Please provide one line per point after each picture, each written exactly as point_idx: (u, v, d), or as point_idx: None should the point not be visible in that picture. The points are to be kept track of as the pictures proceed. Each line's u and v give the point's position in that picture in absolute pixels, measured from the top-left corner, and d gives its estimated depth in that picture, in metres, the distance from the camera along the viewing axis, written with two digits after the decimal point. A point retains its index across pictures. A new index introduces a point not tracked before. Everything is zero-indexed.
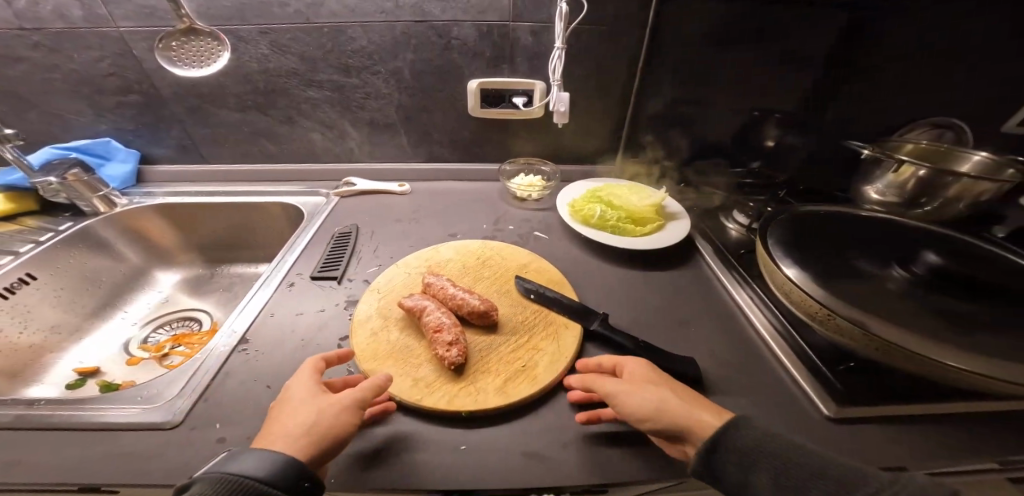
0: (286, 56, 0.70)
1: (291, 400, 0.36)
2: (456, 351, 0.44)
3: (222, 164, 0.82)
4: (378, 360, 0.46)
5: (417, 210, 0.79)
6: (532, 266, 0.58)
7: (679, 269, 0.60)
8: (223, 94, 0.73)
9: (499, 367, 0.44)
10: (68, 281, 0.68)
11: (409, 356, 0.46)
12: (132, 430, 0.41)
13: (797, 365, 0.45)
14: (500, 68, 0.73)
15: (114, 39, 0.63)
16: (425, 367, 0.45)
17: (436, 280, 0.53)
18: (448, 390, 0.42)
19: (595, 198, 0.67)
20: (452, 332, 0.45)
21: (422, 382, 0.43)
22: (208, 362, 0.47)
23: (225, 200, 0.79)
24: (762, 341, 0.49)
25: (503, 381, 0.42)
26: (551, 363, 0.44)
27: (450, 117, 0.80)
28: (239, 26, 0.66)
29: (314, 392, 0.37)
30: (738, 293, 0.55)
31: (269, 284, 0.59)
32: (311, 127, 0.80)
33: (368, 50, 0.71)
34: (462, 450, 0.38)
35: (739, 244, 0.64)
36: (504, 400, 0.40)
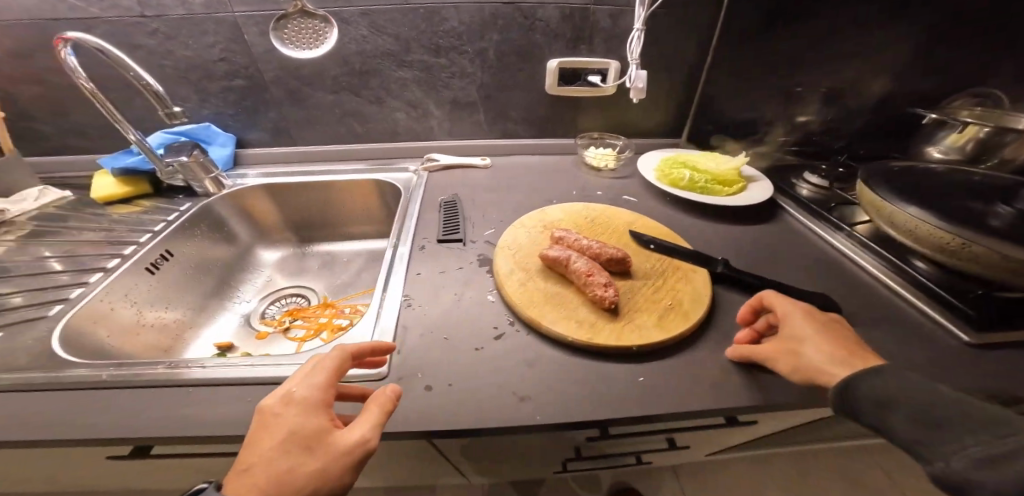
0: (382, 38, 0.74)
1: (295, 433, 0.33)
2: (611, 291, 0.51)
3: (313, 145, 0.86)
4: (538, 307, 0.53)
5: (503, 182, 0.85)
6: (640, 222, 0.66)
7: (764, 225, 0.69)
8: (321, 77, 0.76)
9: (647, 306, 0.52)
10: (194, 262, 0.73)
11: (564, 301, 0.54)
12: (345, 380, 0.47)
13: (921, 299, 0.51)
14: (579, 49, 0.78)
15: (229, 24, 0.66)
16: (582, 309, 0.53)
17: (566, 235, 0.60)
18: (612, 327, 0.50)
19: (680, 164, 0.75)
20: (602, 276, 0.53)
21: (585, 322, 0.51)
22: (385, 320, 0.54)
23: (325, 178, 0.85)
24: (877, 279, 0.55)
25: (657, 318, 0.50)
26: (694, 301, 0.51)
27: (528, 95, 0.86)
28: (344, 7, 0.69)
29: (318, 423, 0.34)
30: (838, 242, 0.62)
31: (404, 250, 0.65)
32: (398, 106, 0.84)
33: (459, 30, 0.75)
34: (641, 380, 0.46)
35: (822, 200, 0.71)
36: (665, 333, 0.48)
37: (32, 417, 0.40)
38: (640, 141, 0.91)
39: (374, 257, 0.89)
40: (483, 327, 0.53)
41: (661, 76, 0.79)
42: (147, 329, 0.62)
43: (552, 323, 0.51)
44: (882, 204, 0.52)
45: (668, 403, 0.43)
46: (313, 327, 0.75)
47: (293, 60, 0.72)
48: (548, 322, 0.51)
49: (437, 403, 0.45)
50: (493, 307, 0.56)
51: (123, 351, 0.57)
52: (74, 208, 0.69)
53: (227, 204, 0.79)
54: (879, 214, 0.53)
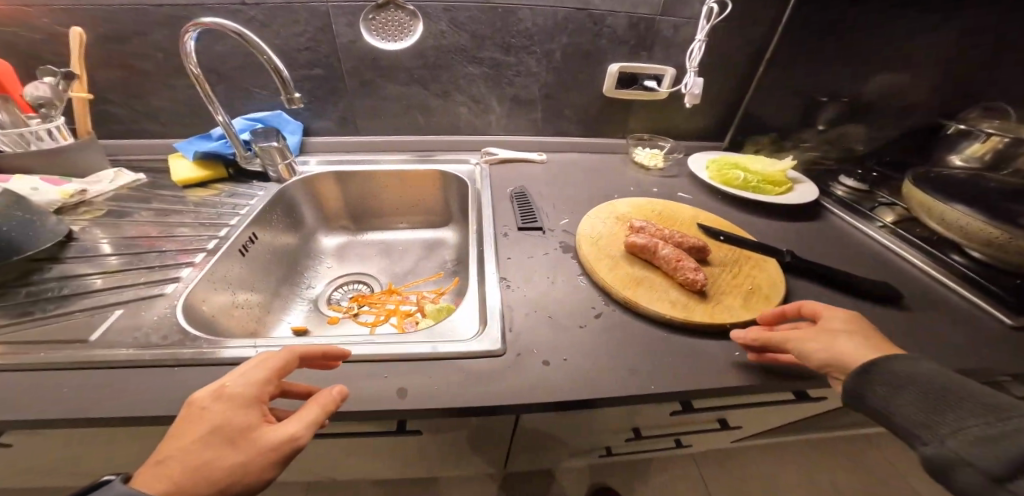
0: (460, 34, 0.77)
1: (214, 423, 0.31)
2: (700, 275, 0.57)
3: (374, 135, 0.88)
4: (632, 289, 0.58)
5: (560, 178, 0.89)
6: (704, 218, 0.72)
7: (811, 223, 0.76)
8: (396, 69, 0.79)
9: (730, 289, 0.57)
10: (269, 247, 0.73)
11: (654, 284, 0.59)
12: (469, 357, 0.50)
13: (965, 287, 0.60)
14: (639, 55, 0.84)
15: (321, 13, 0.68)
16: (673, 291, 0.58)
17: (645, 225, 0.66)
18: (704, 307, 0.55)
19: (731, 165, 0.81)
20: (689, 261, 0.58)
21: (678, 302, 0.56)
22: (490, 301, 0.57)
23: (387, 167, 0.86)
24: (922, 271, 0.64)
25: (742, 299, 0.56)
26: (771, 286, 0.58)
27: (585, 96, 0.90)
28: (428, 3, 0.72)
29: (247, 415, 0.32)
30: (883, 239, 0.71)
31: (487, 237, 0.69)
32: (462, 101, 0.87)
33: (531, 31, 0.79)
34: (738, 355, 0.51)
35: (859, 202, 0.80)
36: (751, 312, 0.54)
37: (183, 394, 0.40)
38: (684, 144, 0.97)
39: (430, 246, 0.91)
40: (581, 308, 0.58)
41: (714, 85, 0.86)
42: (237, 310, 0.62)
43: (649, 303, 0.56)
44: (932, 204, 0.61)
45: (769, 374, 0.49)
46: (382, 313, 0.75)
47: (375, 52, 0.75)
48: (645, 303, 0.56)
49: (561, 374, 0.48)
50: (585, 289, 0.61)
51: (223, 327, 0.58)
52: (150, 190, 0.67)
53: (299, 190, 0.80)
54: (929, 213, 0.63)
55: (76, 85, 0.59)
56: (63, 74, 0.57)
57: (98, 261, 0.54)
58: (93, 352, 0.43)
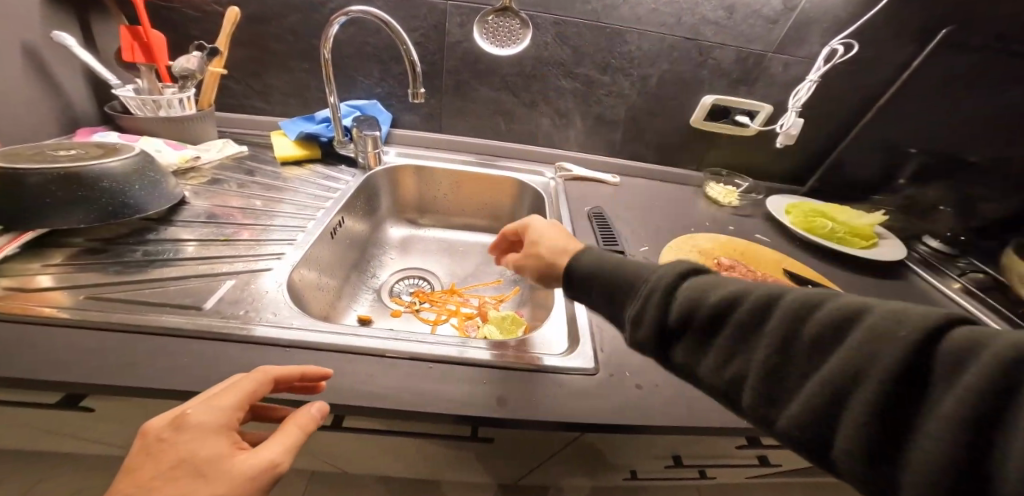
0: (562, 48, 0.78)
1: (178, 457, 0.28)
2: None
3: (453, 135, 0.88)
4: None
5: (634, 203, 0.88)
6: (788, 262, 0.71)
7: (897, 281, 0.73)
8: (493, 73, 0.79)
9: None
10: (350, 232, 0.73)
11: None
12: (564, 372, 0.48)
13: None
14: (739, 89, 0.82)
15: (440, 12, 0.71)
16: None
17: (732, 264, 0.65)
18: None
19: (816, 213, 0.78)
20: None
21: None
22: (580, 320, 0.56)
23: (462, 167, 0.86)
24: None
25: None
26: None
27: (671, 123, 0.89)
28: (541, 14, 0.74)
29: (212, 445, 0.29)
30: (969, 305, 0.69)
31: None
32: (546, 113, 0.88)
33: (633, 54, 0.80)
34: None
35: (946, 263, 0.77)
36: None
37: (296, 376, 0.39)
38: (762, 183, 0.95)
39: (490, 252, 0.90)
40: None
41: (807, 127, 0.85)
42: (319, 293, 0.62)
43: None
44: None
45: None
46: (444, 313, 0.74)
47: (479, 55, 0.76)
48: None
49: (661, 403, 0.47)
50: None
51: (307, 306, 0.57)
52: (250, 163, 0.68)
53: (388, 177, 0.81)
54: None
55: (215, 60, 0.61)
56: (210, 50, 0.59)
57: (202, 230, 0.55)
58: (207, 321, 0.43)
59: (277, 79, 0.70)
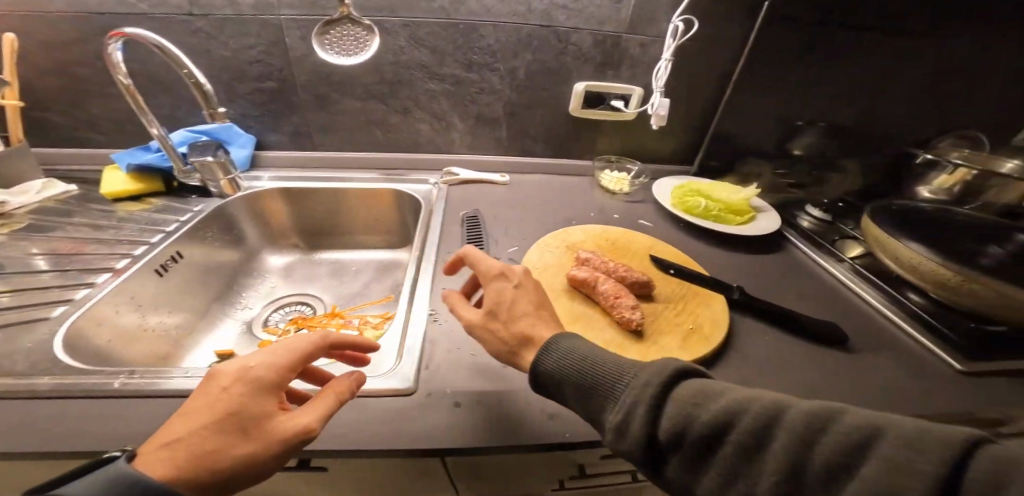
0: (418, 49, 0.75)
1: (232, 411, 0.32)
2: (638, 313, 0.52)
3: (327, 152, 0.85)
4: (563, 325, 0.53)
5: (524, 200, 0.84)
6: (658, 246, 0.68)
7: (777, 254, 0.71)
8: (353, 83, 0.75)
9: (671, 328, 0.52)
10: (202, 265, 0.70)
11: (591, 321, 0.54)
12: (375, 396, 0.45)
13: (917, 330, 0.54)
14: (606, 73, 0.82)
15: (272, 26, 0.65)
16: (608, 330, 0.53)
17: (591, 256, 0.61)
18: (639, 348, 0.50)
19: (693, 192, 0.77)
20: (630, 298, 0.54)
21: (612, 342, 0.51)
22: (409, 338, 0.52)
23: (359, 185, 0.84)
24: (874, 310, 0.59)
25: (682, 340, 0.51)
26: (713, 325, 0.53)
27: (551, 115, 0.88)
28: (386, 18, 0.70)
29: (267, 406, 0.33)
30: (838, 274, 0.65)
31: (427, 265, 0.66)
32: (422, 118, 0.84)
33: (494, 48, 0.77)
34: None
35: (822, 231, 0.75)
36: (691, 353, 0.49)
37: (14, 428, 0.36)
38: (655, 167, 0.94)
39: (384, 268, 0.87)
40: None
41: (680, 101, 0.84)
42: (147, 333, 0.59)
43: None
44: (889, 241, 0.55)
45: None
46: None
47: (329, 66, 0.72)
48: None
49: (473, 419, 0.43)
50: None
51: (116, 354, 0.53)
52: (75, 202, 0.66)
53: (248, 205, 0.78)
54: (881, 245, 0.57)
55: (7, 92, 0.58)
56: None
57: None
58: None
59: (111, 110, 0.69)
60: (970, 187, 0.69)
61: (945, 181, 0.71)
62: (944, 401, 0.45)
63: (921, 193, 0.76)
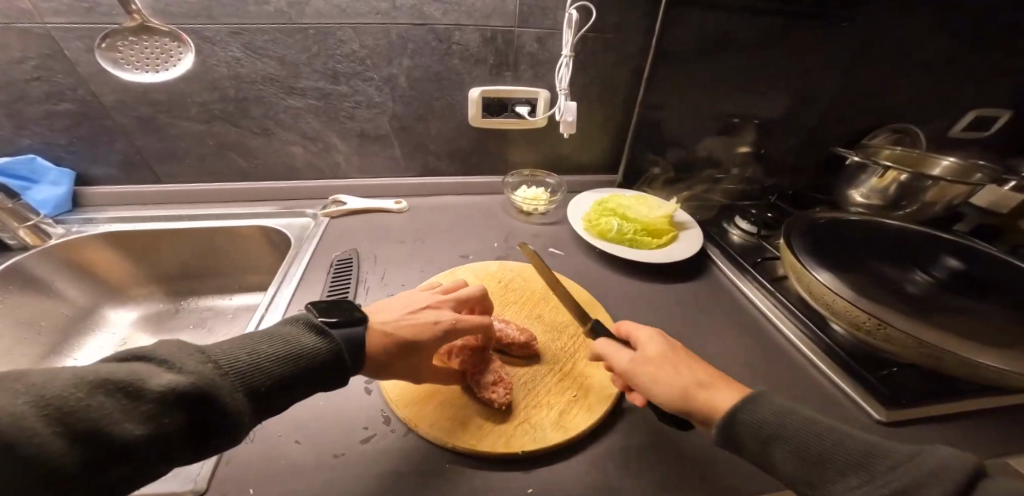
0: (262, 61, 0.62)
1: (412, 338, 0.41)
2: (502, 391, 0.42)
3: (179, 184, 0.72)
4: (417, 403, 0.42)
5: (423, 228, 0.71)
6: (558, 286, 0.59)
7: (694, 283, 0.66)
8: (184, 103, 0.63)
9: (547, 399, 0.44)
10: (6, 325, 0.56)
11: (453, 394, 0.44)
12: None
13: (833, 368, 0.50)
14: (504, 75, 0.72)
15: (42, 37, 0.54)
16: (471, 405, 0.43)
17: None
18: (503, 430, 0.40)
19: (608, 211, 0.70)
20: (493, 371, 0.44)
21: (472, 424, 0.41)
22: None
23: (176, 225, 0.69)
24: (793, 345, 0.55)
25: (558, 414, 0.42)
26: (601, 389, 0.45)
27: (448, 126, 0.76)
28: (205, 25, 0.57)
29: (433, 345, 0.42)
30: (760, 301, 0.61)
31: (263, 324, 0.50)
32: (290, 139, 0.71)
33: (361, 54, 0.65)
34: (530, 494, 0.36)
35: (748, 251, 0.72)
36: (564, 435, 0.40)
37: None
38: (576, 179, 0.89)
39: None
40: (343, 428, 0.41)
41: (592, 106, 0.79)
42: None
43: (429, 427, 0.40)
44: (802, 273, 0.51)
45: None
46: None
47: (140, 83, 0.60)
48: (425, 425, 0.40)
49: None
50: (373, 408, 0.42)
51: None
52: None
53: (54, 259, 0.64)
54: (796, 274, 0.53)
55: None
56: None
57: None
58: None
59: None
60: (904, 190, 0.73)
61: (877, 185, 0.76)
62: None
63: (853, 196, 0.80)
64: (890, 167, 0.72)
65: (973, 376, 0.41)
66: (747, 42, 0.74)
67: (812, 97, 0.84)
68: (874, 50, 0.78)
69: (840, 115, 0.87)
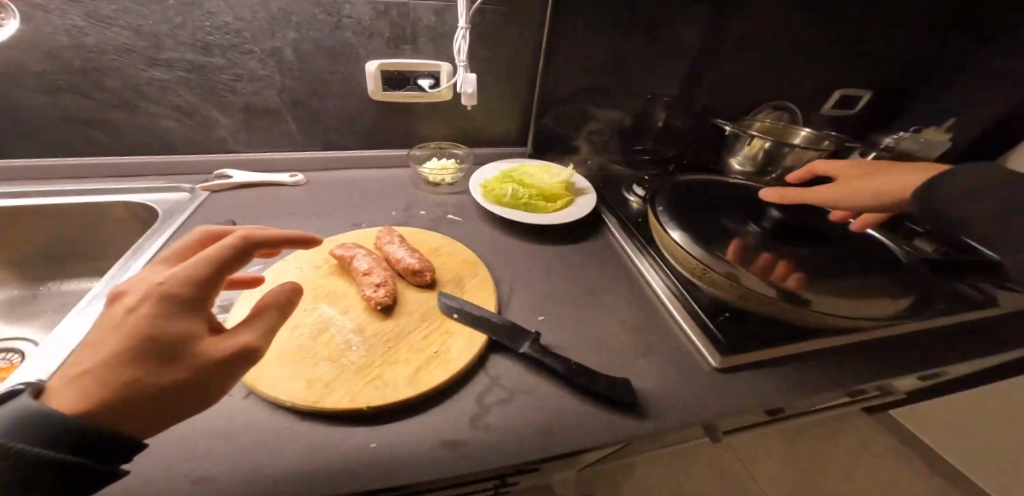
0: (115, 30, 0.58)
1: (166, 330, 0.27)
2: (383, 291, 0.47)
3: (23, 158, 0.65)
4: (269, 363, 0.40)
5: (317, 200, 0.70)
6: (444, 247, 0.58)
7: (576, 245, 0.69)
8: (21, 74, 0.58)
9: (406, 356, 0.42)
10: None
11: (306, 355, 0.41)
12: None
13: (688, 321, 0.54)
14: (403, 49, 0.72)
15: None
16: (323, 366, 0.40)
17: (345, 252, 0.51)
18: (350, 387, 0.38)
19: (507, 179, 0.73)
20: (380, 274, 0.48)
21: (319, 383, 0.39)
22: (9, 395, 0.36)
23: (17, 203, 0.62)
24: (659, 300, 0.59)
25: (413, 370, 0.41)
26: (462, 346, 0.44)
27: (348, 101, 0.75)
28: None
29: (198, 314, 0.29)
30: (639, 261, 0.65)
31: (94, 301, 0.48)
32: (162, 113, 0.66)
33: (235, 27, 0.62)
34: (372, 447, 0.36)
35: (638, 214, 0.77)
36: (415, 388, 0.39)
37: None
38: (485, 151, 0.90)
39: None
40: None
41: (496, 81, 0.81)
42: None
43: (271, 389, 0.38)
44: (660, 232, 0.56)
45: (417, 458, 0.35)
46: None
47: None
48: (268, 388, 0.38)
49: None
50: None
51: None
52: None
53: None
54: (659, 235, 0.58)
55: None
56: None
57: None
58: None
59: None
60: (768, 158, 0.82)
61: (748, 152, 0.85)
62: (693, 409, 0.44)
63: (731, 163, 0.90)
64: (755, 137, 0.81)
65: None
66: (634, 22, 0.78)
67: (701, 77, 0.90)
68: (748, 35, 0.86)
69: (728, 95, 0.95)
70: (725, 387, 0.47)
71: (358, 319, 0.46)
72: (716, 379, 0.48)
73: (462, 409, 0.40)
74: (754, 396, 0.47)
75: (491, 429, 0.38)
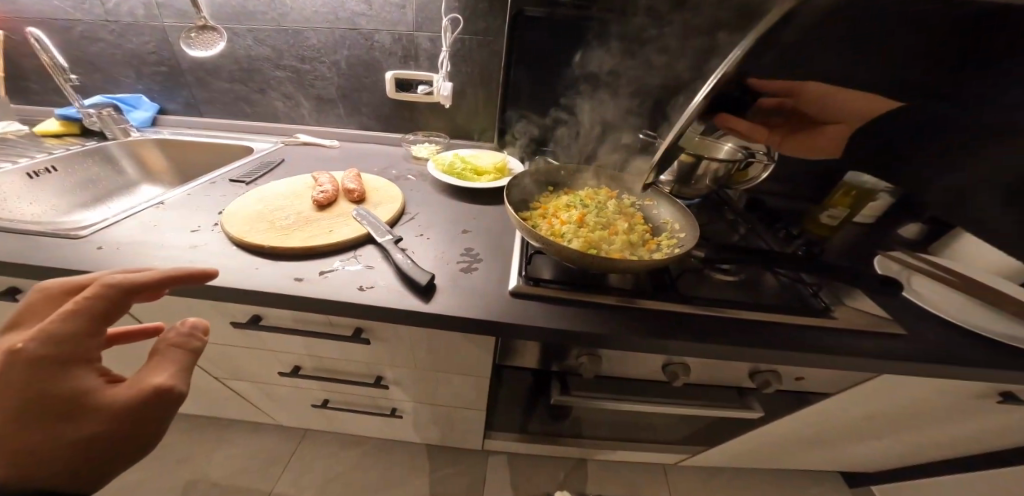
0: (261, 48, 1.05)
1: (47, 392, 0.29)
2: (321, 195, 0.76)
3: (213, 118, 1.21)
4: (240, 216, 0.71)
5: (336, 157, 1.08)
6: (382, 187, 0.86)
7: (484, 206, 0.87)
8: (219, 69, 1.11)
9: (311, 229, 0.70)
10: (78, 178, 1.05)
11: (261, 217, 0.72)
12: (53, 234, 0.64)
13: (513, 263, 0.69)
14: (410, 64, 1.05)
15: (158, 30, 1.05)
16: (263, 223, 0.70)
17: (319, 175, 0.84)
18: (268, 236, 0.67)
19: (455, 157, 0.99)
20: (326, 187, 0.79)
21: (254, 229, 0.68)
22: (140, 205, 0.76)
23: (195, 138, 1.16)
24: (510, 248, 0.74)
25: (308, 236, 0.68)
26: (346, 233, 0.70)
27: (375, 97, 1.11)
28: (234, 25, 1.02)
29: (82, 369, 0.31)
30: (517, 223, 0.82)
31: (200, 182, 0.88)
32: (276, 97, 1.14)
33: (318, 46, 1.04)
34: (257, 269, 0.62)
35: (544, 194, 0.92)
36: (302, 244, 0.65)
37: None
38: (466, 144, 1.18)
39: None
40: (196, 221, 0.72)
41: (477, 91, 1.09)
42: (19, 207, 0.91)
43: (231, 226, 0.68)
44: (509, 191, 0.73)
45: (271, 277, 0.61)
46: None
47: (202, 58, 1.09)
48: (230, 226, 0.68)
49: (106, 255, 0.62)
50: (213, 217, 0.74)
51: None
52: (23, 136, 1.11)
53: (123, 149, 1.13)
54: (514, 195, 0.74)
55: None
56: None
57: None
58: None
59: (81, 81, 1.16)
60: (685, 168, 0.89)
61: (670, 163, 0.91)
62: (460, 307, 0.60)
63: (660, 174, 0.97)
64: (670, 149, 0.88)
65: (560, 255, 0.62)
66: None
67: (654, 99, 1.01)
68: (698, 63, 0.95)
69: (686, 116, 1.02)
70: (498, 304, 0.62)
71: (302, 208, 0.76)
72: (496, 299, 0.63)
73: (317, 264, 0.65)
74: (518, 314, 0.61)
75: (320, 277, 0.62)
